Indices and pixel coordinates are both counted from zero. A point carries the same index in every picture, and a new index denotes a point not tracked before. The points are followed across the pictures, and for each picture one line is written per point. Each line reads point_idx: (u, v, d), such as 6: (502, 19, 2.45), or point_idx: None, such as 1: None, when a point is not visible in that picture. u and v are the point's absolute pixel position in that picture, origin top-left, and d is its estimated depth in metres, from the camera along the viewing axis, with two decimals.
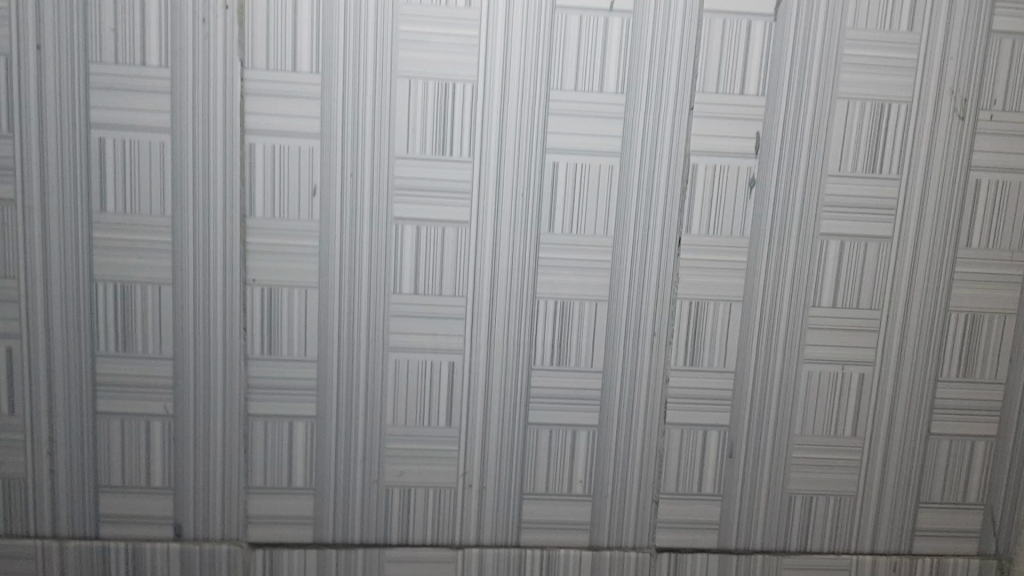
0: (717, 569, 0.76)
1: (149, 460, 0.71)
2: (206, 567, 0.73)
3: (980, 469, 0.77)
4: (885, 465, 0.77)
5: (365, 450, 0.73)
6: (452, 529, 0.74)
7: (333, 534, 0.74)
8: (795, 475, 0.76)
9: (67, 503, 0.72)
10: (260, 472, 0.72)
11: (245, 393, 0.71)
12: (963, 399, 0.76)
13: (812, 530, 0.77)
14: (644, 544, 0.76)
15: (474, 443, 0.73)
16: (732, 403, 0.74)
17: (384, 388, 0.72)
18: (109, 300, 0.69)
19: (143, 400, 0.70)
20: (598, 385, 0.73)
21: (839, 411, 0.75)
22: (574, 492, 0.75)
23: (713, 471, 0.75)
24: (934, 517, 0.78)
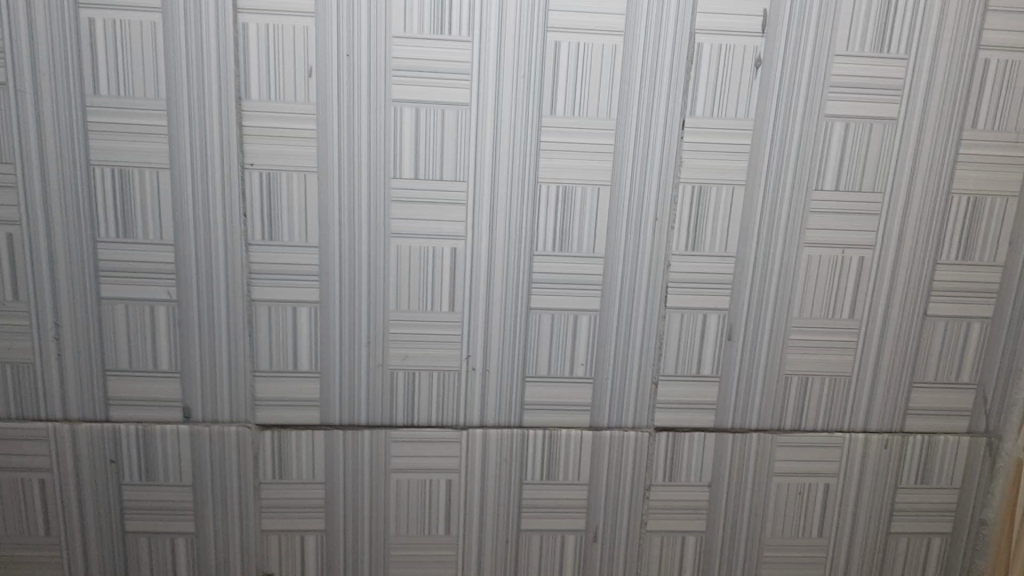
0: (714, 447, 0.78)
1: (156, 344, 0.72)
2: (216, 448, 0.74)
3: (975, 350, 0.79)
4: (881, 346, 0.78)
5: (369, 334, 0.73)
6: (456, 411, 0.76)
7: (339, 416, 0.75)
8: (793, 356, 0.77)
9: (76, 388, 0.73)
10: (266, 356, 0.73)
11: (248, 279, 0.71)
12: (961, 281, 0.76)
13: (807, 410, 0.79)
14: (642, 424, 0.78)
15: (476, 327, 0.74)
16: (732, 287, 0.75)
17: (386, 273, 0.72)
18: (107, 186, 0.68)
19: (147, 286, 0.71)
20: (600, 269, 0.73)
21: (838, 294, 0.76)
22: (575, 374, 0.76)
23: (711, 353, 0.76)
24: (928, 396, 0.79)
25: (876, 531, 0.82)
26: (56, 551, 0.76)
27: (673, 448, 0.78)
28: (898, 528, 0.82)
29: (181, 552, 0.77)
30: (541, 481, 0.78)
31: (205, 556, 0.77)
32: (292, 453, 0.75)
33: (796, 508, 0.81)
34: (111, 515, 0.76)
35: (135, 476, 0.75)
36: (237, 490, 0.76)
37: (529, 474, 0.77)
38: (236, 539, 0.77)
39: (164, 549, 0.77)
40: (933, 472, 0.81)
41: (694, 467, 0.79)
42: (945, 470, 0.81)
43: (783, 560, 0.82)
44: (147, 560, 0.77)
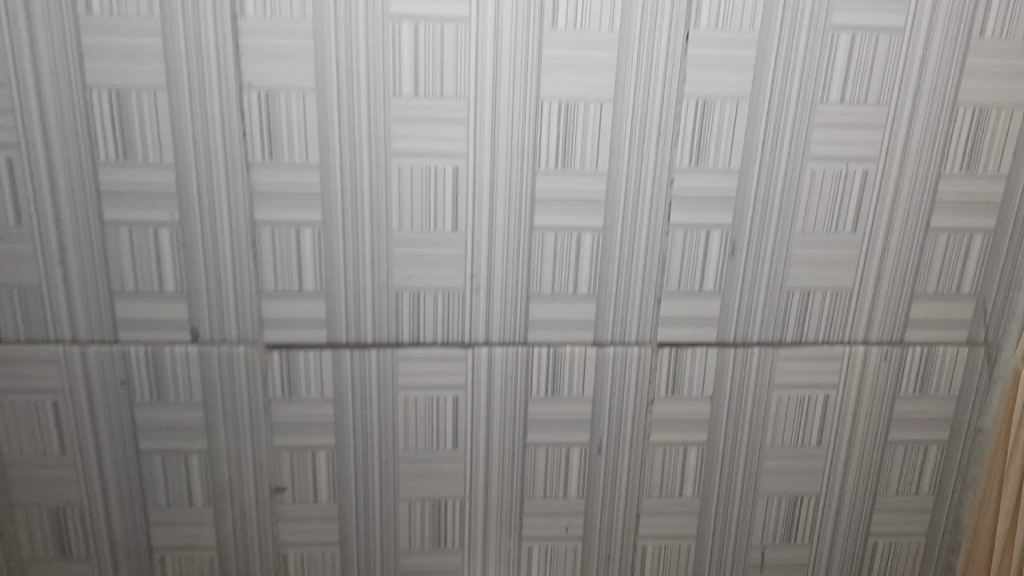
0: (716, 361, 0.79)
1: (161, 267, 0.73)
2: (225, 367, 0.75)
3: (976, 262, 0.79)
4: (883, 259, 0.78)
5: (373, 254, 0.74)
6: (461, 329, 0.77)
7: (346, 335, 0.76)
8: (795, 271, 0.77)
9: (84, 311, 0.73)
10: (271, 277, 0.74)
11: (251, 201, 0.71)
12: (965, 193, 0.76)
13: (809, 323, 0.79)
14: (646, 339, 0.78)
15: (480, 246, 0.74)
16: (735, 202, 0.74)
17: (389, 193, 0.72)
18: (105, 108, 0.68)
19: (150, 208, 0.71)
20: (603, 187, 0.73)
21: (841, 207, 0.76)
22: (579, 292, 0.76)
23: (714, 269, 0.77)
24: (928, 308, 0.80)
25: (875, 440, 0.84)
26: (72, 470, 0.78)
27: (675, 362, 0.79)
28: (895, 437, 0.84)
29: (195, 469, 0.79)
30: (546, 396, 0.79)
31: (218, 472, 0.79)
32: (300, 372, 0.76)
33: (796, 419, 0.82)
34: (125, 434, 0.77)
35: (146, 396, 0.76)
36: (248, 408, 0.77)
37: (534, 389, 0.79)
38: (248, 456, 0.79)
39: (178, 467, 0.78)
40: (931, 381, 0.82)
41: (697, 380, 0.80)
42: (943, 379, 0.82)
43: (783, 470, 0.84)
44: (162, 477, 0.79)
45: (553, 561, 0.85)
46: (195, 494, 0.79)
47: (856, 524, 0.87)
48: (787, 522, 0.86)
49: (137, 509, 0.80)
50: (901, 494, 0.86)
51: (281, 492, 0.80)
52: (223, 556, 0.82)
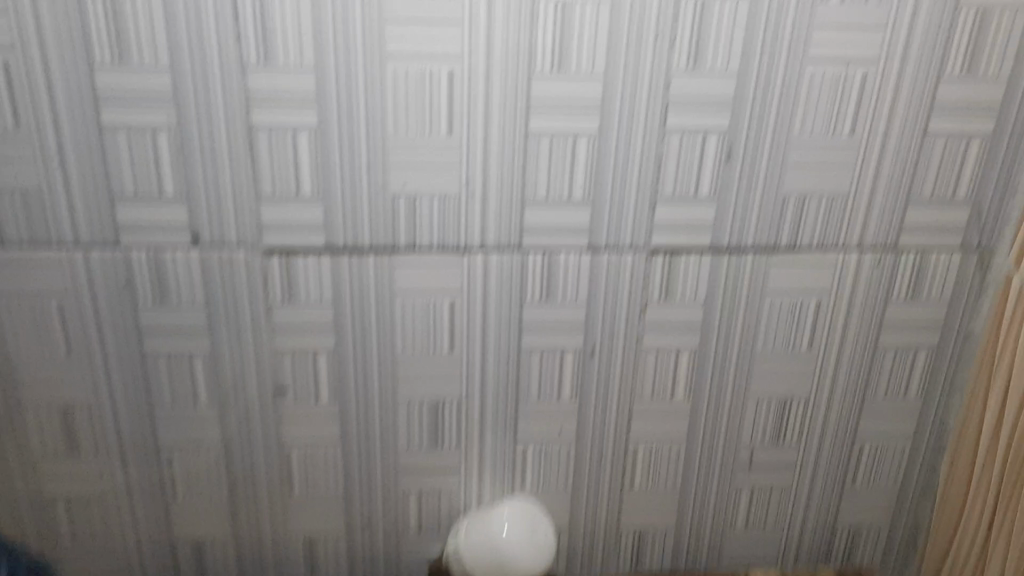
0: (710, 267, 0.80)
1: (160, 170, 0.73)
2: (226, 270, 0.77)
3: (972, 169, 0.79)
4: (879, 165, 0.78)
5: (369, 159, 0.74)
6: (457, 234, 0.77)
7: (343, 241, 0.77)
8: (790, 177, 0.78)
9: (85, 214, 0.74)
10: (269, 181, 0.74)
11: (247, 104, 0.71)
12: (963, 98, 0.76)
13: (803, 229, 0.80)
14: (640, 245, 0.79)
15: (476, 151, 0.74)
16: (731, 107, 0.74)
17: (385, 97, 0.72)
18: (99, 8, 0.67)
19: (147, 111, 0.71)
20: (599, 90, 0.73)
21: (838, 112, 0.75)
22: (575, 198, 0.77)
23: (710, 174, 0.77)
24: (923, 215, 0.80)
25: (865, 345, 0.85)
26: (79, 370, 0.80)
27: (669, 268, 0.80)
28: (887, 342, 0.85)
29: (199, 370, 0.81)
30: (542, 301, 0.80)
31: (221, 373, 0.81)
32: (300, 276, 0.77)
33: (788, 324, 0.83)
34: (130, 336, 0.79)
35: (149, 298, 0.77)
36: (249, 311, 0.79)
37: (529, 294, 0.80)
38: (250, 358, 0.80)
39: (183, 368, 0.80)
40: (923, 288, 0.83)
41: (690, 285, 0.81)
42: (936, 285, 0.83)
43: (774, 374, 0.85)
44: (166, 378, 0.81)
45: (548, 461, 0.87)
46: (199, 394, 0.82)
47: (845, 427, 0.89)
48: (777, 425, 0.88)
49: (143, 409, 0.82)
50: (890, 398, 0.88)
51: (283, 393, 0.82)
52: (228, 454, 0.84)
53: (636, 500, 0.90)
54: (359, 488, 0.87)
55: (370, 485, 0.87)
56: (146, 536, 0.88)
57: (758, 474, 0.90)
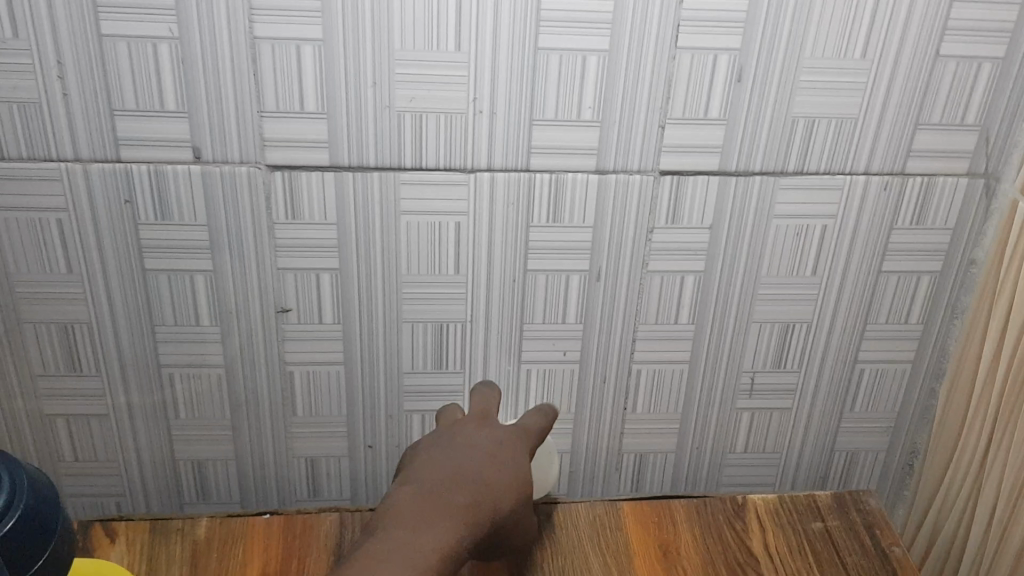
0: (717, 190, 0.80)
1: (161, 84, 0.71)
2: (228, 188, 0.76)
3: (983, 93, 0.78)
4: (889, 88, 0.77)
5: (375, 74, 0.72)
6: (463, 154, 0.76)
7: (348, 158, 0.75)
8: (801, 98, 0.77)
9: (85, 128, 0.73)
10: (272, 96, 0.73)
11: (250, 14, 0.69)
12: (978, 20, 0.75)
13: (811, 152, 0.79)
14: (648, 167, 0.78)
15: (483, 68, 0.73)
16: (744, 25, 0.73)
17: (391, 9, 0.70)
18: None
19: (147, 21, 0.69)
20: (610, 6, 0.71)
21: (851, 33, 0.74)
22: (583, 119, 0.76)
23: (720, 95, 0.76)
24: (931, 140, 0.80)
25: (869, 271, 0.85)
26: (78, 288, 0.79)
27: (676, 190, 0.79)
28: (889, 268, 0.85)
29: (201, 289, 0.80)
30: (548, 222, 0.80)
31: (224, 292, 0.80)
32: (303, 193, 0.76)
33: (793, 248, 0.83)
34: (131, 254, 0.78)
35: (150, 214, 0.76)
36: (252, 230, 0.78)
37: (536, 215, 0.79)
38: (253, 277, 0.80)
39: (185, 287, 0.80)
40: (929, 213, 0.83)
41: (697, 208, 0.80)
42: (940, 210, 0.83)
43: (777, 299, 0.86)
44: (168, 297, 0.80)
45: (551, 383, 0.88)
46: (201, 313, 0.81)
47: (846, 353, 0.89)
48: (778, 349, 0.88)
49: (145, 328, 0.81)
50: (891, 324, 0.88)
51: (286, 312, 0.82)
52: (231, 374, 0.84)
53: (638, 424, 0.91)
54: (362, 410, 0.87)
55: (373, 407, 0.87)
56: (148, 456, 0.88)
57: (758, 399, 0.91)
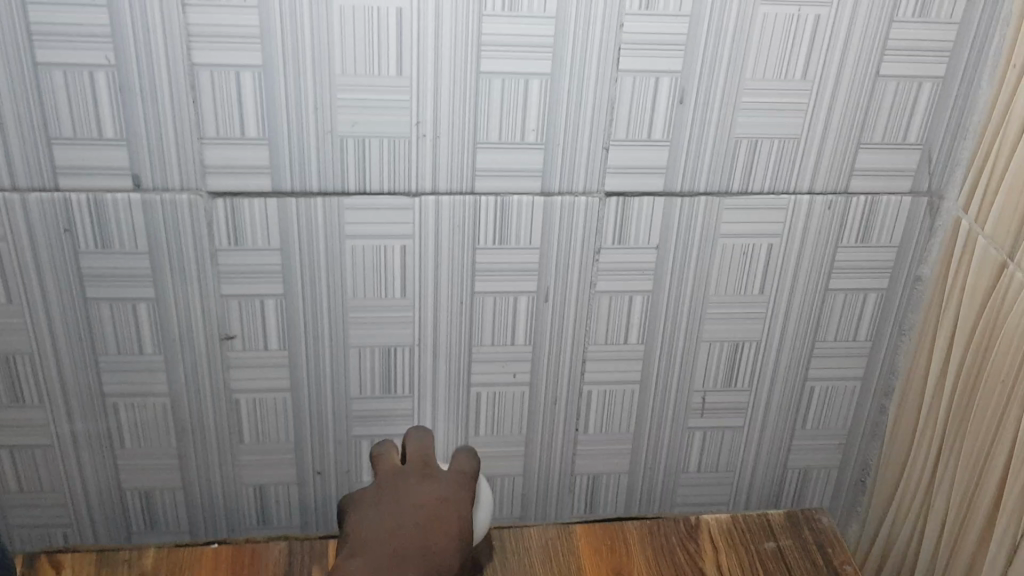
0: (663, 211, 0.80)
1: (99, 112, 0.71)
2: (169, 215, 0.75)
3: (924, 112, 0.79)
4: (831, 108, 0.78)
5: (317, 99, 0.72)
6: (407, 178, 0.76)
7: (290, 184, 0.75)
8: (743, 119, 0.77)
9: (21, 156, 0.72)
10: (212, 122, 0.72)
11: (187, 42, 0.69)
12: (916, 40, 0.76)
13: (755, 172, 0.79)
14: (593, 189, 0.78)
15: (426, 92, 0.73)
16: (685, 48, 0.73)
17: (331, 35, 0.70)
18: None
19: (83, 49, 0.68)
20: (551, 31, 0.71)
21: (791, 54, 0.75)
22: (527, 142, 0.76)
23: (662, 117, 0.76)
24: (874, 158, 0.80)
25: (816, 289, 0.86)
26: (19, 318, 0.78)
27: (622, 211, 0.79)
28: (836, 285, 0.86)
29: (144, 316, 0.79)
30: (494, 245, 0.79)
31: (167, 319, 0.79)
32: (245, 220, 0.76)
33: (740, 268, 0.84)
34: (71, 282, 0.77)
35: (90, 243, 0.76)
36: (194, 256, 0.77)
37: (482, 238, 0.79)
38: (196, 304, 0.79)
39: (127, 315, 0.79)
40: (873, 231, 0.83)
41: (644, 229, 0.80)
42: (885, 228, 0.83)
43: (725, 318, 0.86)
44: (110, 326, 0.79)
45: (502, 404, 0.87)
46: (145, 341, 0.80)
47: (796, 369, 0.90)
48: (728, 368, 0.89)
49: (88, 358, 0.80)
50: (840, 341, 0.89)
51: (231, 340, 0.81)
52: (176, 403, 0.83)
53: (590, 444, 0.91)
54: (310, 435, 0.87)
55: (322, 432, 0.87)
56: (95, 487, 0.87)
57: (710, 418, 0.91)
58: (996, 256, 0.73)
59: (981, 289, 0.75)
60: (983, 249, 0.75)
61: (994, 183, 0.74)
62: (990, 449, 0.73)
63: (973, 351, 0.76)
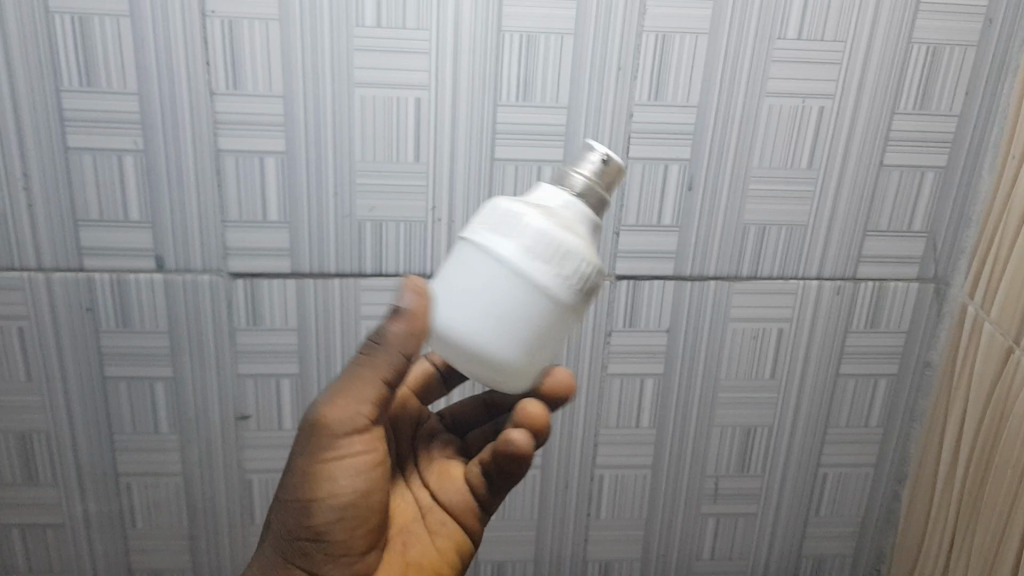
0: (673, 295, 0.81)
1: (125, 195, 0.73)
2: (189, 295, 0.77)
3: (927, 200, 0.81)
4: (837, 194, 0.80)
5: (337, 183, 0.75)
6: (423, 260, 0.78)
7: (309, 266, 0.77)
8: (751, 206, 0.79)
9: (48, 236, 0.74)
10: (235, 205, 0.74)
11: (214, 129, 0.72)
12: (917, 131, 0.78)
13: (763, 256, 0.81)
14: (605, 273, 0.80)
15: (442, 177, 0.75)
16: (693, 137, 0.76)
17: (352, 122, 0.73)
18: (68, 33, 0.68)
19: (114, 135, 0.71)
20: (564, 120, 0.74)
21: (797, 143, 0.77)
22: None
23: (672, 203, 0.78)
24: (881, 246, 0.82)
25: (827, 373, 0.86)
26: (38, 396, 0.79)
27: (633, 295, 0.81)
28: (847, 370, 0.86)
29: (161, 394, 0.80)
30: None
31: (183, 398, 0.80)
32: (264, 300, 0.77)
33: (750, 353, 0.84)
34: (91, 360, 0.78)
35: (111, 323, 0.77)
36: (213, 336, 0.78)
37: None
38: (212, 382, 0.80)
39: (144, 393, 0.80)
40: (882, 317, 0.84)
41: (654, 312, 0.82)
42: (894, 314, 0.84)
43: (737, 401, 0.86)
44: (127, 404, 0.80)
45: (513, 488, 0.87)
46: (161, 420, 0.81)
47: (809, 455, 0.89)
48: (741, 453, 0.89)
49: (103, 436, 0.81)
50: (852, 427, 0.89)
51: (246, 419, 0.82)
52: (189, 482, 0.83)
53: (602, 530, 0.90)
54: None
55: None
56: (104, 569, 0.86)
57: (723, 504, 0.91)
58: (1002, 341, 0.74)
59: (989, 376, 0.75)
60: (990, 334, 0.76)
61: (998, 267, 0.75)
62: (1000, 541, 0.73)
63: (985, 429, 0.76)
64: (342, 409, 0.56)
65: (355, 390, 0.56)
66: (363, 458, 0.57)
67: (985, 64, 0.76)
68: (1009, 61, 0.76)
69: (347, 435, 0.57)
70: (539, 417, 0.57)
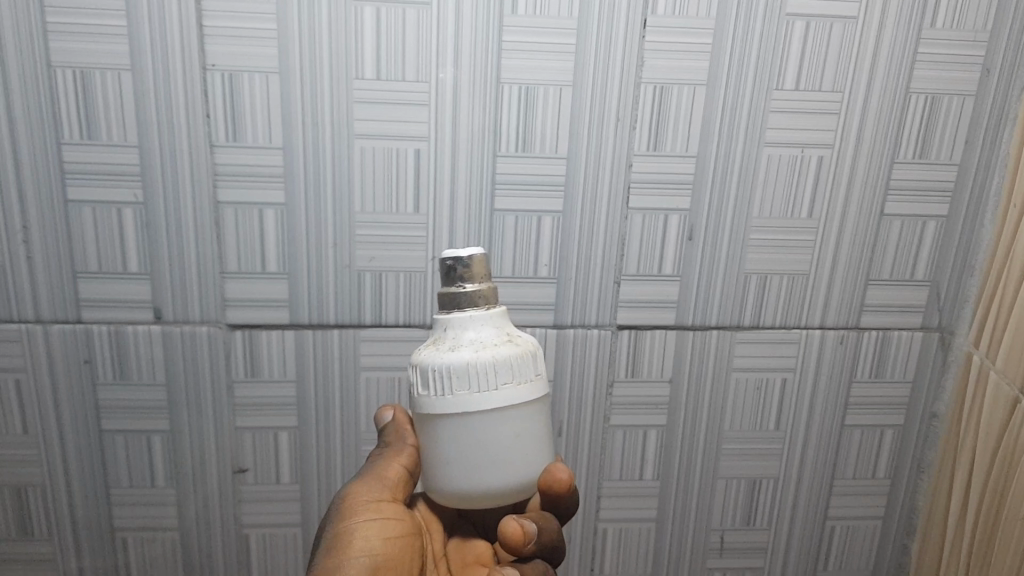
0: (674, 345, 0.80)
1: (125, 246, 0.73)
2: (187, 348, 0.76)
3: (930, 248, 0.80)
4: (839, 238, 0.79)
5: (337, 233, 0.74)
6: (423, 311, 0.77)
7: (308, 317, 0.77)
8: (752, 255, 0.79)
9: (46, 289, 0.74)
10: (234, 256, 0.74)
11: (213, 180, 0.72)
12: (918, 179, 0.78)
13: (765, 306, 0.80)
14: (605, 323, 0.79)
15: (442, 227, 0.75)
16: (692, 186, 0.76)
17: (352, 173, 0.73)
18: (69, 86, 0.69)
19: (115, 186, 0.72)
20: (563, 171, 0.74)
21: (797, 191, 0.77)
22: (540, 276, 0.77)
23: (672, 252, 0.78)
24: (884, 295, 0.82)
25: (832, 424, 0.85)
26: (34, 450, 0.78)
27: (635, 345, 0.80)
28: (852, 421, 0.85)
29: (158, 447, 0.79)
30: None
31: (180, 450, 0.79)
32: (262, 352, 0.77)
33: (754, 403, 0.84)
34: (88, 414, 0.78)
35: (109, 375, 0.76)
36: (210, 388, 0.78)
37: None
38: (210, 435, 0.79)
39: (141, 446, 0.79)
40: (887, 366, 0.83)
41: (656, 362, 0.81)
42: (898, 365, 0.83)
43: (741, 453, 0.85)
44: (124, 457, 0.79)
45: None
46: (157, 473, 0.80)
47: (815, 508, 0.88)
48: (746, 507, 0.87)
49: (99, 491, 0.80)
50: (859, 479, 0.87)
51: (243, 472, 0.81)
52: (186, 537, 0.82)
53: None
54: None
55: None
56: None
57: (729, 558, 0.89)
58: (1008, 391, 0.72)
59: (996, 426, 0.74)
60: (996, 382, 0.74)
61: (1003, 315, 0.74)
62: None
63: (994, 479, 0.74)
64: (351, 504, 0.59)
65: (372, 484, 0.60)
66: (360, 540, 0.56)
67: (984, 112, 0.76)
68: (1009, 108, 0.75)
69: (349, 528, 0.57)
70: (570, 479, 0.57)
